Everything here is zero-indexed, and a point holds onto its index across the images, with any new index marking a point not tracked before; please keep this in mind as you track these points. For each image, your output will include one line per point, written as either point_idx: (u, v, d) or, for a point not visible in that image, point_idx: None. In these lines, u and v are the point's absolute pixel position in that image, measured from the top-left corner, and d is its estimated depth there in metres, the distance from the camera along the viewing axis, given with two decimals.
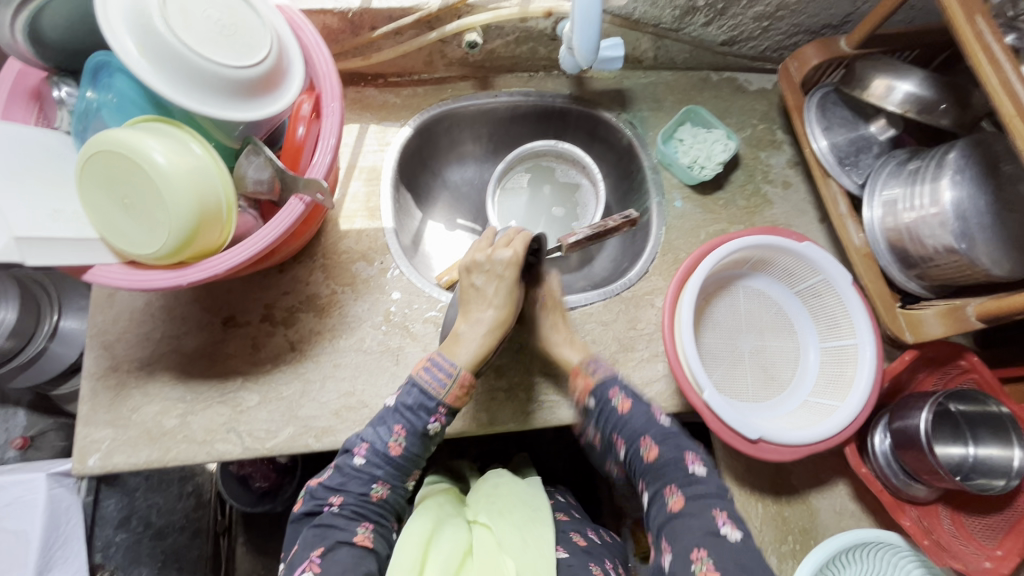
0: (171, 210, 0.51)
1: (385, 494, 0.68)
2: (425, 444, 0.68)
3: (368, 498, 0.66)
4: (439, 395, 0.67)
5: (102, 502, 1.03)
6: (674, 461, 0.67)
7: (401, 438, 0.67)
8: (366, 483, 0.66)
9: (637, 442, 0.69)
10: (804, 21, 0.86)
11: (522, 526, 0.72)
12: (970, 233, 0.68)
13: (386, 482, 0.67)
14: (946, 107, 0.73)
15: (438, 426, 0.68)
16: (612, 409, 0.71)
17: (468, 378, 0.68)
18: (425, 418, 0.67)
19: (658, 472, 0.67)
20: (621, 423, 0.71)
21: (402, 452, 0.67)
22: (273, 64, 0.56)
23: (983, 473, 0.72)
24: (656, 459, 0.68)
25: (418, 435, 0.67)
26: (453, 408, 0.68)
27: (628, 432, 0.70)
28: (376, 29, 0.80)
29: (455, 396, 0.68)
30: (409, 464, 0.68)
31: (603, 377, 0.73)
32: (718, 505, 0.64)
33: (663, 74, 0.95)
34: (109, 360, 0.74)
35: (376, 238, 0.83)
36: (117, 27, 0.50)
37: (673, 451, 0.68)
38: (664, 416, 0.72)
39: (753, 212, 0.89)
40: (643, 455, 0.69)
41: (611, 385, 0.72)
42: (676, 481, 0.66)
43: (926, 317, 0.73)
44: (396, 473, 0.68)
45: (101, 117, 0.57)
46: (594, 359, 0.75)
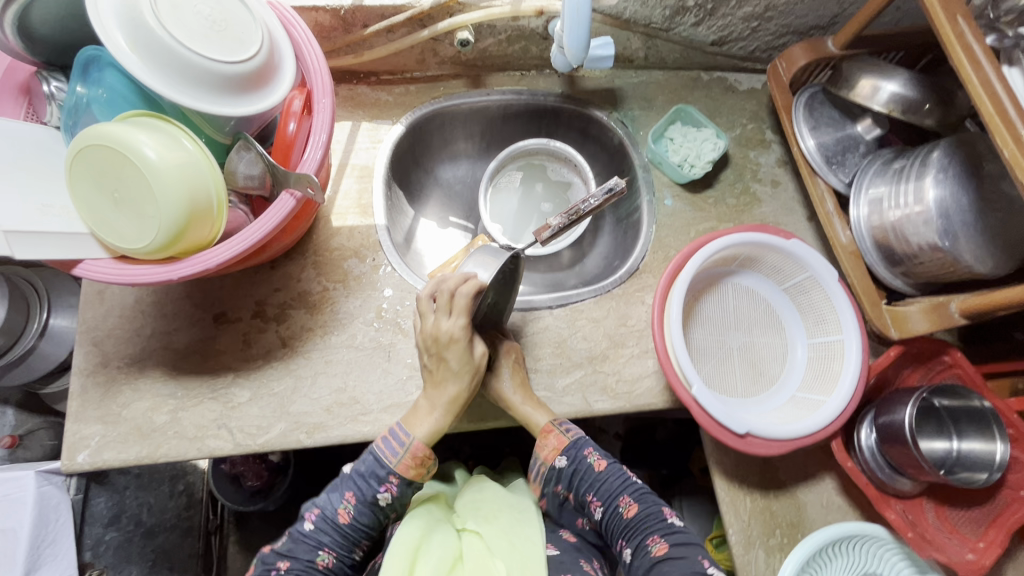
0: (162, 205, 0.51)
1: (331, 562, 0.67)
2: (379, 515, 0.69)
3: (314, 565, 0.66)
4: (393, 464, 0.68)
5: (93, 500, 1.02)
6: (652, 513, 0.71)
7: (351, 509, 0.67)
8: (312, 549, 0.66)
9: (615, 501, 0.72)
10: (792, 21, 0.87)
11: (511, 530, 0.73)
12: (954, 231, 0.70)
13: (332, 550, 0.67)
14: (930, 107, 0.74)
15: (391, 496, 0.69)
16: (588, 467, 0.73)
17: (421, 450, 0.68)
18: (376, 486, 0.68)
19: (638, 526, 0.70)
20: (597, 482, 0.73)
21: (352, 520, 0.68)
22: (264, 61, 0.56)
23: (966, 467, 0.73)
24: (636, 516, 0.71)
25: (369, 504, 0.68)
26: (409, 479, 0.69)
27: (604, 492, 0.73)
28: (368, 27, 0.81)
29: (408, 466, 0.68)
30: (359, 534, 0.69)
31: (577, 436, 0.74)
32: (700, 551, 0.68)
33: (654, 74, 0.96)
34: (100, 356, 0.74)
35: (368, 236, 0.83)
36: (108, 23, 0.50)
37: (649, 507, 0.72)
38: (634, 474, 0.75)
39: (742, 210, 0.90)
40: (623, 512, 0.71)
41: (585, 443, 0.74)
42: (659, 531, 0.69)
43: (911, 313, 0.74)
44: (343, 542, 0.68)
45: (91, 113, 0.57)
46: (565, 419, 0.75)
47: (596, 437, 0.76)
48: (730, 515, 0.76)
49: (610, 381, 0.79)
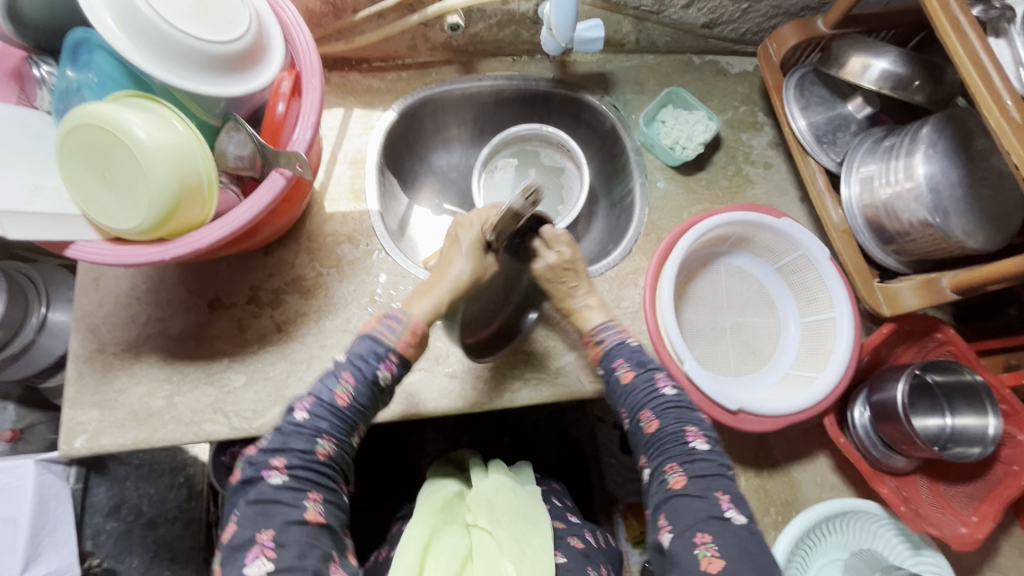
0: (152, 184, 0.51)
1: (331, 451, 0.61)
2: (378, 397, 0.64)
3: (313, 457, 0.59)
4: (391, 341, 0.65)
5: (93, 490, 1.04)
6: (675, 437, 0.64)
7: (352, 384, 0.62)
8: (309, 438, 0.60)
9: (637, 414, 0.67)
10: (783, 2, 0.87)
11: (521, 532, 0.73)
12: (943, 206, 0.70)
13: (331, 436, 0.61)
14: (920, 84, 0.74)
15: (391, 376, 0.65)
16: (615, 379, 0.70)
17: (419, 325, 0.67)
18: (375, 364, 0.64)
19: (660, 444, 0.65)
20: (622, 394, 0.69)
21: (351, 402, 0.62)
22: (252, 41, 0.56)
23: (960, 442, 0.74)
24: (656, 433, 0.65)
25: (369, 384, 0.63)
26: (406, 358, 0.66)
27: (629, 403, 0.68)
28: (359, 12, 0.81)
29: (407, 343, 0.66)
30: (357, 418, 0.63)
31: (611, 345, 0.72)
32: (720, 484, 0.61)
33: (646, 58, 0.96)
34: (95, 342, 0.74)
35: (361, 221, 0.83)
36: (96, 2, 0.50)
37: (674, 423, 0.65)
38: (669, 386, 0.68)
39: (735, 192, 0.90)
40: (644, 428, 0.66)
41: (617, 354, 0.71)
42: (678, 458, 0.63)
43: (902, 289, 0.74)
44: (342, 426, 0.62)
45: (82, 96, 0.57)
46: (605, 324, 0.74)
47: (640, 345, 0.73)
48: None
49: None
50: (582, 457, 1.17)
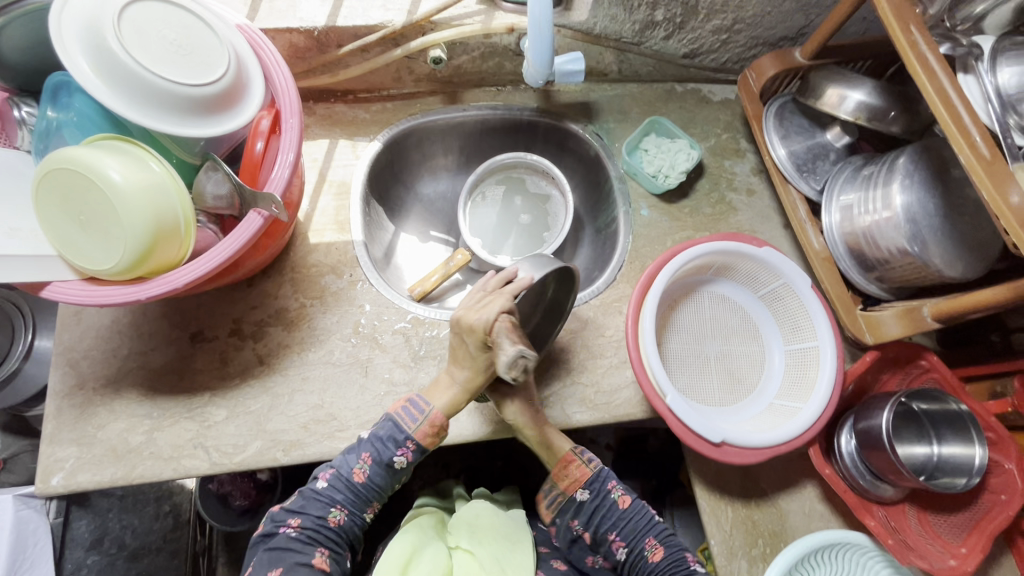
0: (126, 227, 0.51)
1: (342, 518, 0.70)
2: (391, 477, 0.71)
3: (325, 522, 0.68)
4: (411, 430, 0.69)
5: (73, 523, 1.06)
6: (678, 559, 0.73)
7: (368, 465, 0.68)
8: (325, 506, 0.69)
9: (641, 542, 0.74)
10: (761, 33, 0.89)
11: (502, 554, 0.73)
12: (921, 236, 0.70)
13: (344, 506, 0.69)
14: (895, 114, 0.75)
15: (406, 461, 0.70)
16: (612, 503, 0.75)
17: (439, 419, 0.70)
18: (393, 450, 0.69)
19: (664, 571, 0.72)
20: (620, 520, 0.75)
21: (366, 480, 0.69)
22: (229, 82, 0.57)
23: (947, 472, 0.74)
24: (662, 561, 0.73)
25: (384, 466, 0.69)
26: (423, 447, 0.70)
27: (627, 533, 0.74)
28: (343, 46, 0.82)
29: (425, 434, 0.70)
30: (371, 494, 0.71)
31: (600, 471, 0.76)
32: None
33: (628, 87, 0.97)
34: (75, 377, 0.74)
35: (345, 252, 0.83)
36: (71, 47, 0.51)
37: (675, 553, 0.73)
38: (659, 516, 0.77)
39: (718, 219, 0.91)
40: (648, 556, 0.73)
41: (608, 478, 0.76)
42: (658, 537, 0.75)
43: (884, 317, 0.74)
44: (355, 500, 0.70)
45: (62, 136, 0.57)
46: (586, 447, 0.77)
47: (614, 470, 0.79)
48: (711, 526, 0.76)
49: (588, 393, 0.79)
50: None
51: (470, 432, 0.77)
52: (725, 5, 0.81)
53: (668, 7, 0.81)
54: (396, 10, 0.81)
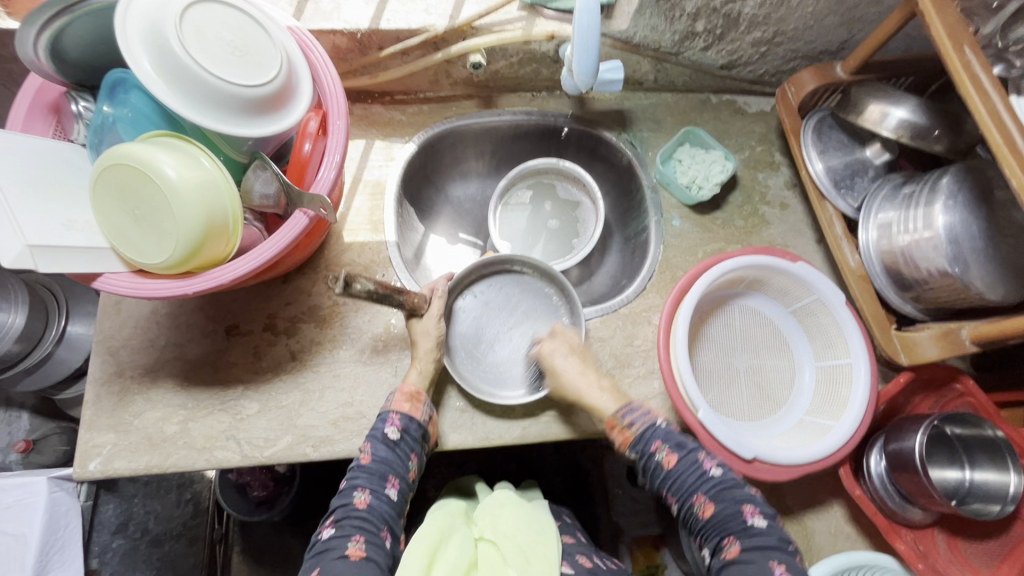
0: (179, 222, 0.53)
1: (369, 500, 0.65)
2: (396, 449, 0.69)
3: (352, 507, 0.65)
4: (386, 402, 0.72)
5: (101, 507, 1.08)
6: (732, 514, 0.61)
7: (368, 446, 0.69)
8: (347, 496, 0.66)
9: (689, 499, 0.64)
10: (802, 46, 0.88)
11: (527, 543, 0.72)
12: (963, 257, 0.69)
13: (366, 487, 0.66)
14: (939, 133, 0.74)
15: (399, 428, 0.70)
16: (657, 464, 0.66)
17: (408, 386, 0.73)
18: (382, 424, 0.70)
19: (716, 526, 0.62)
20: (668, 478, 0.65)
21: (373, 458, 0.68)
22: (282, 83, 0.58)
23: (980, 497, 0.73)
24: (712, 518, 0.62)
25: (380, 438, 0.69)
26: (410, 413, 0.71)
27: (677, 489, 0.65)
28: (384, 49, 0.83)
29: (402, 399, 0.71)
30: (389, 470, 0.68)
31: (642, 429, 0.67)
32: (776, 557, 0.58)
33: (663, 96, 0.97)
34: (114, 365, 0.75)
35: (378, 252, 0.84)
36: (135, 46, 0.52)
37: (728, 507, 0.62)
38: (715, 466, 0.65)
39: (750, 232, 0.90)
40: (698, 512, 0.63)
41: (652, 437, 0.67)
42: (735, 532, 0.61)
43: (921, 339, 0.73)
44: (375, 479, 0.67)
45: (117, 131, 0.59)
46: (628, 408, 0.69)
47: (671, 424, 0.69)
48: None
49: None
50: (588, 490, 1.17)
51: (497, 436, 0.77)
52: (767, 18, 0.80)
53: (710, 18, 0.81)
54: (438, 15, 0.82)
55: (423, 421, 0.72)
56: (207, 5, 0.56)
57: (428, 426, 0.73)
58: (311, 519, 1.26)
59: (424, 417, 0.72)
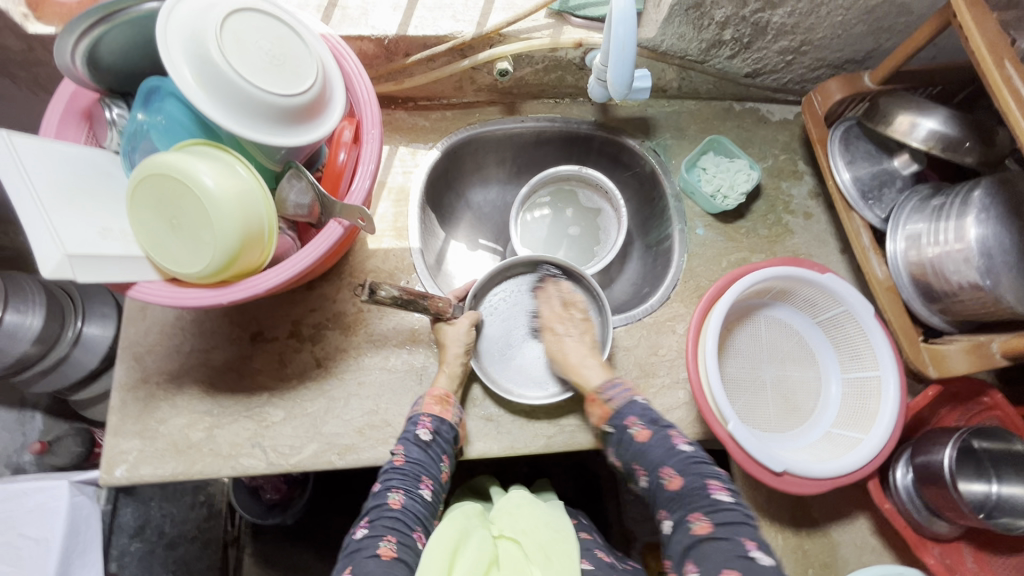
0: (217, 232, 0.52)
1: (402, 500, 0.66)
2: (429, 452, 0.70)
3: (386, 507, 0.66)
4: (418, 404, 0.72)
5: (120, 511, 1.01)
6: (698, 487, 0.62)
7: (401, 448, 0.69)
8: (381, 496, 0.67)
9: (657, 471, 0.65)
10: (828, 55, 0.87)
11: (546, 542, 0.71)
12: (995, 270, 0.69)
13: (400, 489, 0.67)
14: (970, 145, 0.73)
15: (431, 431, 0.70)
16: (630, 437, 0.68)
17: (438, 389, 0.73)
18: (414, 427, 0.70)
19: (681, 500, 0.63)
20: (641, 452, 0.67)
21: (406, 460, 0.69)
22: (318, 93, 0.58)
23: (1007, 512, 0.72)
24: (679, 489, 0.63)
25: (414, 441, 0.70)
26: (441, 416, 0.71)
27: (649, 461, 0.66)
28: (410, 56, 0.83)
29: (432, 403, 0.72)
30: (421, 471, 0.69)
31: (620, 403, 0.70)
32: (745, 532, 0.59)
33: (687, 104, 0.97)
34: (140, 371, 0.75)
35: (402, 258, 0.84)
36: (175, 55, 0.52)
37: (694, 480, 0.63)
38: (684, 442, 0.66)
39: (774, 241, 0.90)
40: (664, 484, 0.64)
41: (628, 412, 0.69)
42: (703, 508, 0.61)
43: (951, 352, 0.73)
44: (409, 480, 0.67)
45: (150, 139, 0.59)
46: (611, 382, 0.72)
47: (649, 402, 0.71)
48: None
49: None
50: (602, 496, 1.16)
51: (521, 445, 0.77)
52: (796, 27, 0.80)
53: (738, 27, 0.81)
54: (465, 22, 0.81)
55: (454, 423, 0.72)
56: (246, 14, 0.56)
57: (459, 429, 0.73)
58: (324, 522, 1.26)
59: (455, 419, 0.73)
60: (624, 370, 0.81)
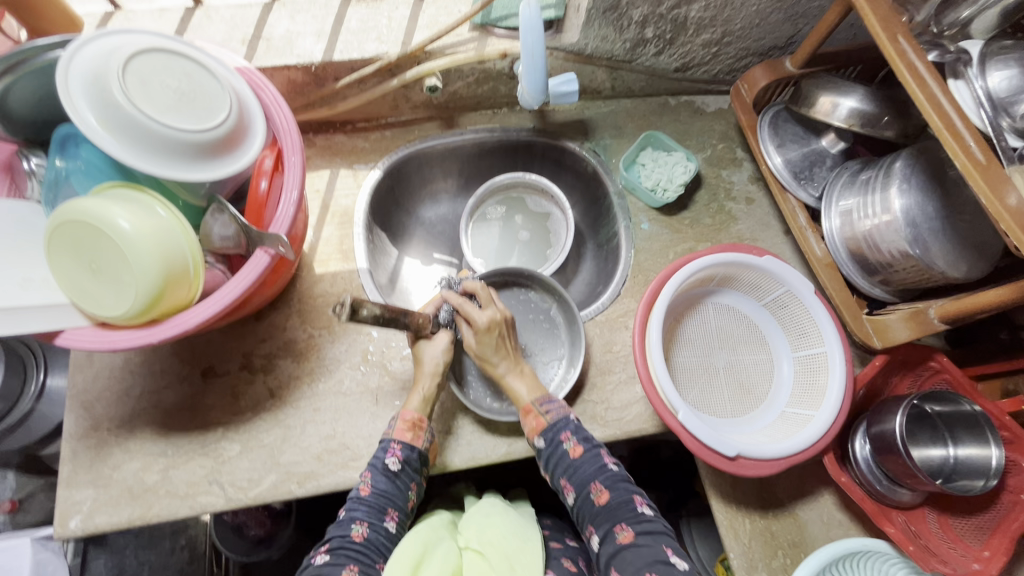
0: (136, 272, 0.52)
1: (366, 532, 0.65)
2: (397, 483, 0.69)
3: (350, 539, 0.65)
4: (390, 429, 0.71)
5: (90, 563, 1.03)
6: (624, 501, 0.66)
7: (368, 476, 0.68)
8: (346, 525, 0.66)
9: (587, 487, 0.67)
10: (751, 44, 0.90)
11: (512, 552, 0.71)
12: (923, 238, 0.70)
13: (365, 520, 0.66)
14: (888, 119, 0.75)
15: (401, 460, 0.69)
16: (564, 453, 0.68)
17: (411, 414, 0.71)
18: (383, 455, 0.69)
19: (610, 513, 0.65)
20: (570, 467, 0.68)
21: (373, 490, 0.67)
22: (232, 125, 0.58)
23: (965, 475, 0.73)
24: (606, 504, 0.66)
25: (384, 472, 0.68)
26: (411, 443, 0.70)
27: (577, 477, 0.68)
28: (340, 79, 0.83)
29: (405, 429, 0.70)
30: (388, 501, 0.68)
31: (556, 419, 0.70)
32: (665, 540, 0.63)
33: (623, 102, 0.98)
34: (90, 420, 0.74)
35: (350, 280, 0.84)
36: (78, 101, 0.52)
37: (620, 495, 0.66)
38: (613, 461, 0.70)
39: (719, 229, 0.91)
40: (594, 499, 0.67)
41: (562, 427, 0.70)
42: (628, 519, 0.64)
43: (891, 322, 0.74)
44: (374, 511, 0.67)
45: (71, 184, 0.59)
46: (546, 398, 0.72)
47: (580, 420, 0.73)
48: (729, 539, 0.75)
49: (599, 410, 0.79)
50: None
51: (482, 455, 0.76)
52: (713, 20, 0.82)
53: (657, 25, 0.82)
54: (391, 42, 0.82)
55: (424, 448, 0.71)
56: (151, 55, 0.57)
57: (429, 453, 0.72)
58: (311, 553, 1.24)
59: (426, 444, 0.71)
60: (583, 370, 0.81)
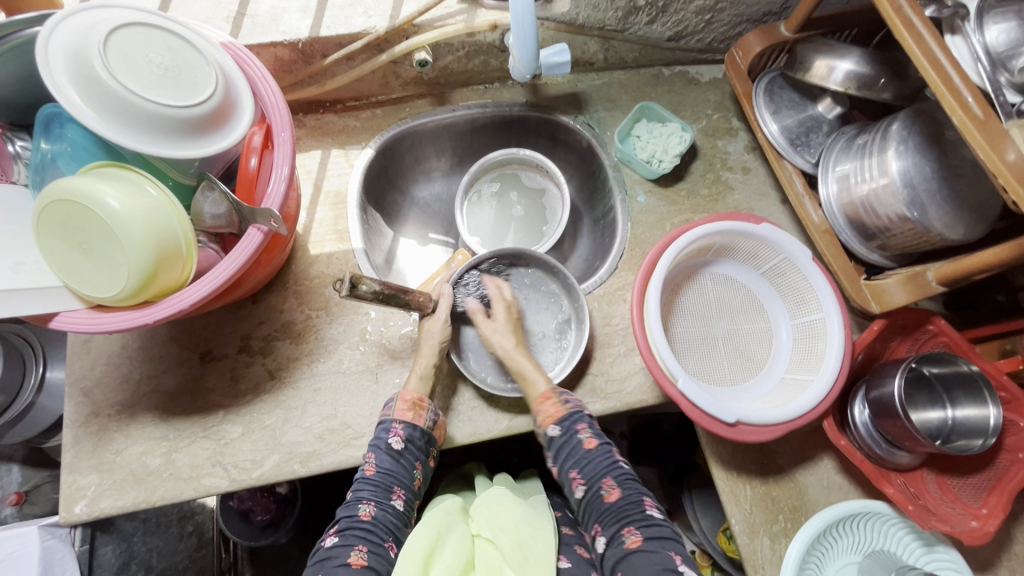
0: (128, 252, 0.52)
1: (374, 512, 0.66)
2: (403, 463, 0.69)
3: (358, 519, 0.65)
4: (389, 411, 0.71)
5: (99, 549, 1.08)
6: (633, 506, 0.66)
7: (372, 456, 0.69)
8: (353, 505, 0.66)
9: (599, 483, 0.68)
10: (745, 10, 0.88)
11: (523, 539, 0.70)
12: (920, 201, 0.70)
13: (372, 500, 0.67)
14: (885, 81, 0.74)
15: (403, 439, 0.69)
16: (578, 444, 0.70)
17: (411, 393, 0.71)
18: (386, 435, 0.70)
19: (617, 514, 0.66)
20: (584, 459, 0.69)
21: (377, 469, 0.68)
22: (219, 100, 0.57)
23: (962, 435, 0.73)
24: (615, 502, 0.67)
25: (387, 452, 0.69)
26: (413, 422, 0.70)
27: (590, 473, 0.69)
28: (327, 56, 0.82)
29: (405, 409, 0.71)
30: (395, 481, 0.68)
31: (572, 409, 0.71)
32: (673, 546, 0.63)
33: (616, 75, 0.97)
34: (90, 406, 0.74)
35: (346, 260, 0.84)
36: (59, 78, 0.51)
37: (631, 496, 0.67)
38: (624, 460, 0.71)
39: (715, 199, 0.91)
40: (604, 496, 0.67)
41: (578, 419, 0.71)
42: (636, 522, 0.65)
43: (889, 285, 0.73)
44: (380, 491, 0.67)
45: (58, 167, 0.58)
46: (565, 390, 0.73)
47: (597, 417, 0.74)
48: (731, 505, 0.76)
49: (599, 383, 0.79)
50: None
51: (483, 430, 0.77)
52: None
53: None
54: (379, 16, 0.81)
55: (426, 428, 0.71)
56: (132, 28, 0.55)
57: (432, 432, 0.72)
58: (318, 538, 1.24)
59: (428, 424, 0.72)
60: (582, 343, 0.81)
